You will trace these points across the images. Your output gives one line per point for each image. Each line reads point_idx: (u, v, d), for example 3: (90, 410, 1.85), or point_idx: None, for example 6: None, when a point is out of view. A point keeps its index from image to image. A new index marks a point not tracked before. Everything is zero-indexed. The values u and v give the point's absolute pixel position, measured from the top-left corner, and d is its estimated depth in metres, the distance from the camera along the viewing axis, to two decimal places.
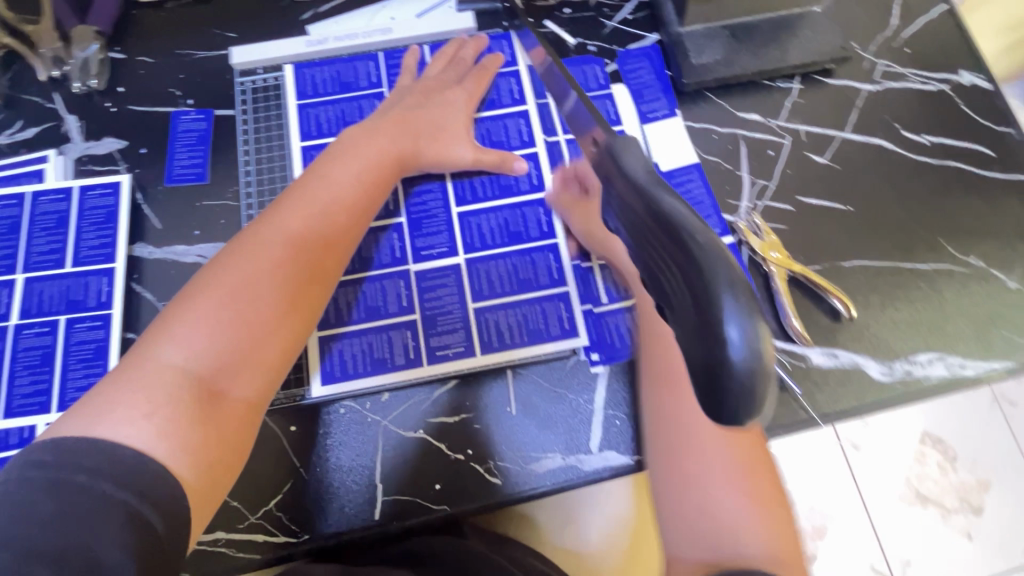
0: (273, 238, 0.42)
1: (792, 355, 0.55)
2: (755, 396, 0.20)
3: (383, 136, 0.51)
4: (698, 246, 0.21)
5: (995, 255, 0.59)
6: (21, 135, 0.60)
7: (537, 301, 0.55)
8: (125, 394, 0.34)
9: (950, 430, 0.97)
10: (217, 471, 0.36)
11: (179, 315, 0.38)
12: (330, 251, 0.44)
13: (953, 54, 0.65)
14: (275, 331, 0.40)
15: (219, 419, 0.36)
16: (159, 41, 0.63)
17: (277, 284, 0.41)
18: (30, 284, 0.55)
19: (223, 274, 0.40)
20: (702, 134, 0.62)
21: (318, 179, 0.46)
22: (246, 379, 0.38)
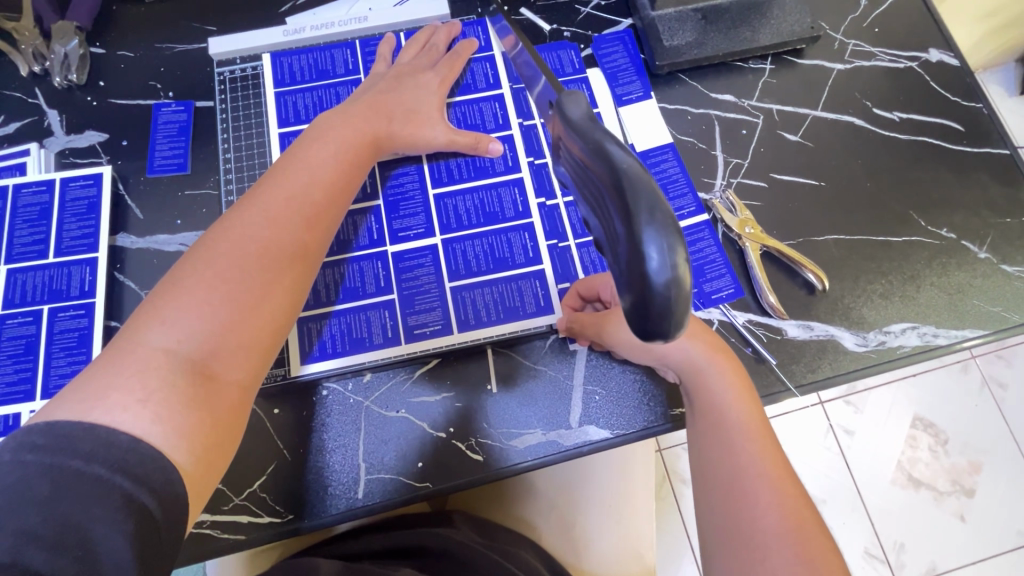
0: (258, 217, 0.41)
1: (768, 328, 0.56)
2: (674, 307, 0.23)
3: (360, 119, 0.51)
4: (629, 180, 0.24)
5: (967, 227, 0.60)
6: (2, 130, 0.61)
7: (513, 279, 0.56)
8: (116, 380, 0.33)
9: (938, 413, 1.07)
10: (214, 455, 0.35)
11: (166, 297, 0.36)
12: (316, 229, 0.44)
13: (923, 33, 0.66)
14: (266, 310, 0.39)
15: (216, 401, 0.35)
16: (139, 35, 0.64)
17: (266, 263, 0.40)
18: (13, 275, 0.55)
19: (211, 256, 0.38)
20: (677, 115, 0.63)
21: (299, 160, 0.46)
22: (239, 361, 0.37)
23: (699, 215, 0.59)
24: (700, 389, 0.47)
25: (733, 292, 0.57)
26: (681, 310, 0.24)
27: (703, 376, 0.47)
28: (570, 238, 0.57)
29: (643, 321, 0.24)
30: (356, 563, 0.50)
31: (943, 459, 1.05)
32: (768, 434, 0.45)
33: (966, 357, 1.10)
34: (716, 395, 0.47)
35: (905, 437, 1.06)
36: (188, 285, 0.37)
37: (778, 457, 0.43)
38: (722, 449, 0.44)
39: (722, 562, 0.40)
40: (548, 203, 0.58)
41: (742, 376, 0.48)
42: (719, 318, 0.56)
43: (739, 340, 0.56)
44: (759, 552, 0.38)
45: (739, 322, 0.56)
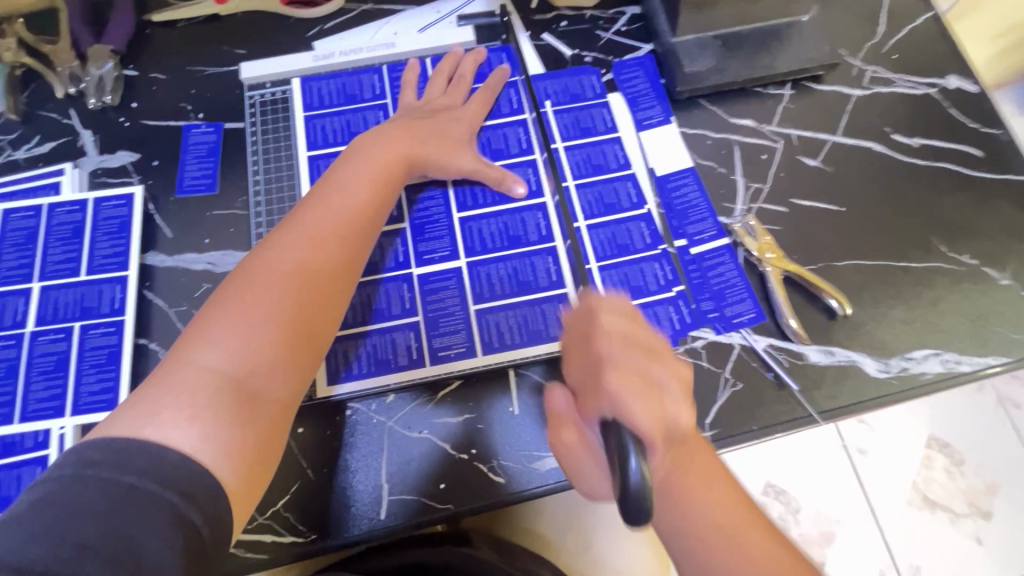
0: (294, 241, 0.43)
1: (789, 352, 0.56)
2: None
3: (394, 143, 0.53)
4: None
5: (987, 253, 0.60)
6: (38, 150, 0.63)
7: (536, 303, 0.56)
8: (168, 399, 0.35)
9: (955, 435, 1.06)
10: (256, 467, 0.36)
11: (213, 319, 0.38)
12: (351, 248, 0.45)
13: (941, 59, 0.67)
14: (304, 329, 0.40)
15: (257, 417, 0.37)
16: (172, 58, 0.66)
17: (303, 284, 0.41)
18: (46, 292, 0.57)
19: (251, 281, 0.40)
20: (697, 140, 0.63)
21: (331, 186, 0.48)
22: (279, 378, 0.39)
23: (720, 239, 0.59)
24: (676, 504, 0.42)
25: (755, 316, 0.57)
26: None
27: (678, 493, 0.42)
28: (592, 261, 0.58)
29: None
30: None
31: (960, 481, 1.04)
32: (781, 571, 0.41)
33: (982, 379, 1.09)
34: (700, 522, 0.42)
35: (920, 457, 1.05)
36: (231, 308, 0.39)
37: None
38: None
39: None
40: (571, 227, 0.59)
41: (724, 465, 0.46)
42: (741, 342, 0.56)
43: (760, 365, 0.56)
44: None
45: (761, 347, 0.56)
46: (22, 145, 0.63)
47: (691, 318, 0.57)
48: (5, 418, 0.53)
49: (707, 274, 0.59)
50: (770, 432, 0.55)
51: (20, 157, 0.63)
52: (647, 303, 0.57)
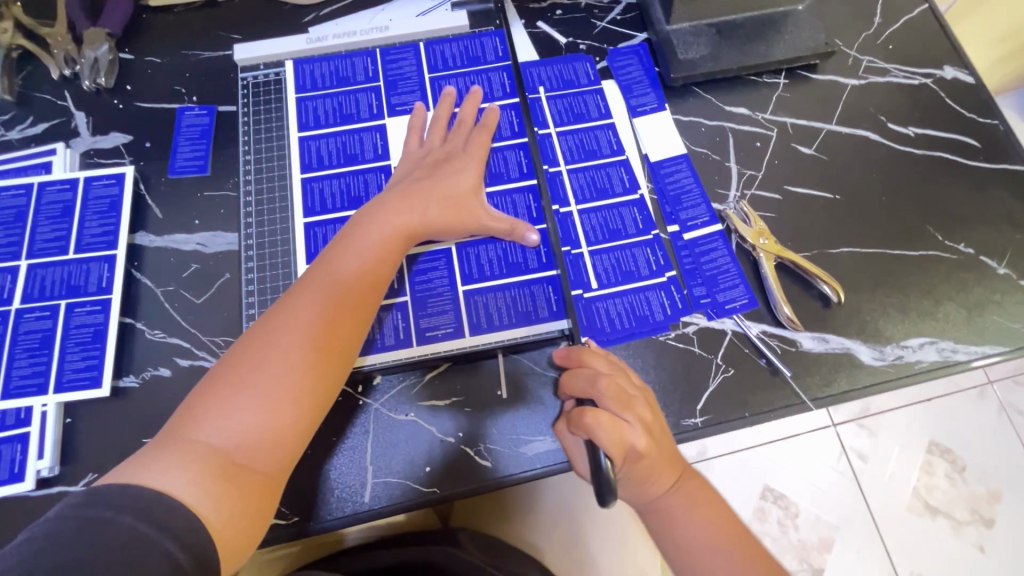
0: (291, 321, 0.46)
1: (782, 339, 0.55)
2: None
3: (405, 208, 0.52)
4: None
5: (985, 242, 0.59)
6: (31, 131, 0.63)
7: (526, 284, 0.56)
8: (169, 459, 0.39)
9: (956, 441, 1.05)
10: (245, 534, 0.40)
11: (217, 389, 0.42)
12: (349, 322, 0.47)
13: (937, 50, 0.67)
14: (298, 403, 0.44)
15: (246, 489, 0.40)
16: (167, 42, 0.66)
17: (301, 365, 0.44)
18: (33, 270, 0.56)
19: (253, 360, 0.44)
20: (691, 127, 0.63)
21: (333, 259, 0.49)
22: (272, 448, 0.42)
23: (712, 225, 0.59)
24: (671, 537, 0.48)
25: (747, 302, 0.56)
26: None
27: (677, 532, 0.48)
28: (583, 245, 0.58)
29: None
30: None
31: (961, 487, 1.02)
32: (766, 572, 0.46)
33: (983, 384, 1.09)
34: (708, 564, 0.46)
35: (920, 463, 1.04)
36: (234, 384, 0.42)
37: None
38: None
39: None
40: (562, 211, 0.59)
41: (708, 494, 0.50)
42: (732, 329, 0.56)
43: (753, 351, 0.55)
44: None
45: (753, 333, 0.55)
46: (16, 126, 0.63)
47: (683, 303, 0.56)
48: None
49: (700, 259, 0.58)
50: (762, 419, 0.54)
51: (14, 137, 0.63)
52: (638, 287, 0.57)
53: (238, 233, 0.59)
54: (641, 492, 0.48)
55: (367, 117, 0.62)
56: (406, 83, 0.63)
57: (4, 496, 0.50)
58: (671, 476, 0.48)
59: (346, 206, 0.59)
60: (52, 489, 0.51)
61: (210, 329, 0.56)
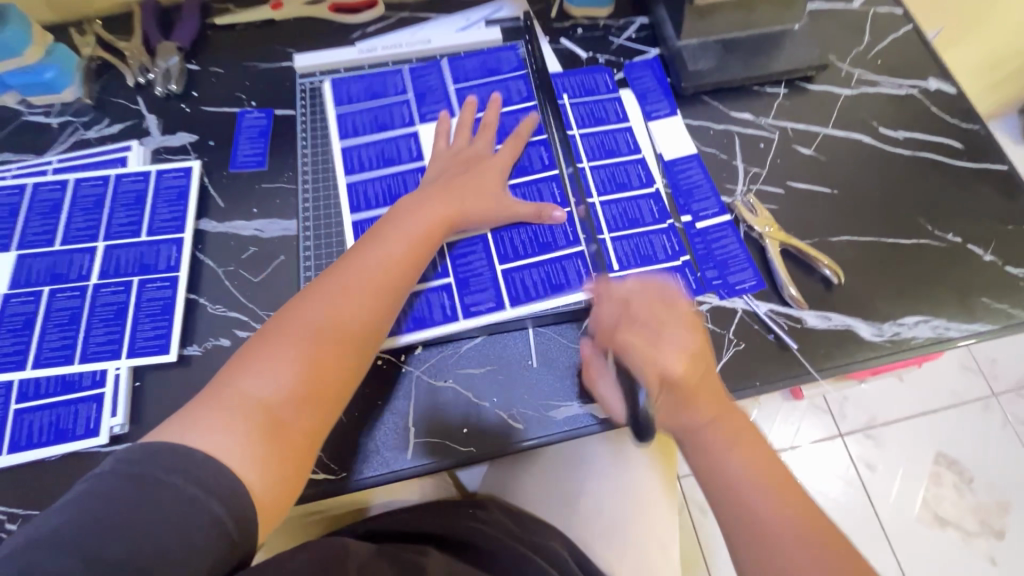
0: (327, 298, 0.50)
1: (788, 317, 0.60)
2: None
3: (430, 206, 0.58)
4: None
5: (971, 232, 0.65)
6: (108, 130, 0.70)
7: (557, 260, 0.61)
8: (213, 415, 0.43)
9: (962, 452, 1.18)
10: (280, 491, 0.43)
11: (257, 356, 0.47)
12: (378, 303, 0.52)
13: (922, 65, 0.74)
14: (331, 371, 0.48)
15: (283, 447, 0.44)
16: (230, 55, 0.74)
17: (334, 338, 0.49)
18: (109, 250, 0.62)
19: (290, 331, 0.48)
20: (700, 130, 0.70)
21: (365, 248, 0.55)
22: (305, 413, 0.47)
23: (722, 216, 0.65)
24: (715, 472, 0.49)
25: (755, 283, 0.62)
26: None
27: (718, 466, 0.49)
28: (606, 231, 0.64)
29: None
30: (389, 548, 0.51)
31: (968, 497, 1.15)
32: (830, 538, 0.45)
33: (988, 397, 1.22)
34: (749, 500, 0.47)
35: (929, 473, 1.17)
36: (273, 351, 0.47)
37: (844, 570, 0.43)
38: (772, 566, 0.44)
39: None
40: (586, 202, 0.65)
41: (751, 433, 0.51)
42: (743, 307, 0.61)
43: (762, 327, 0.60)
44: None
45: (762, 311, 0.61)
46: (95, 126, 0.70)
47: (697, 284, 0.62)
48: (67, 359, 0.57)
49: (711, 245, 0.64)
50: (771, 388, 0.59)
51: (92, 136, 0.70)
52: (655, 269, 0.62)
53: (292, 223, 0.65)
54: (680, 419, 0.51)
55: (400, 125, 0.69)
56: (434, 95, 0.70)
57: (76, 450, 0.55)
58: (711, 410, 0.51)
59: (387, 204, 0.65)
60: (122, 444, 0.55)
61: (266, 304, 0.62)
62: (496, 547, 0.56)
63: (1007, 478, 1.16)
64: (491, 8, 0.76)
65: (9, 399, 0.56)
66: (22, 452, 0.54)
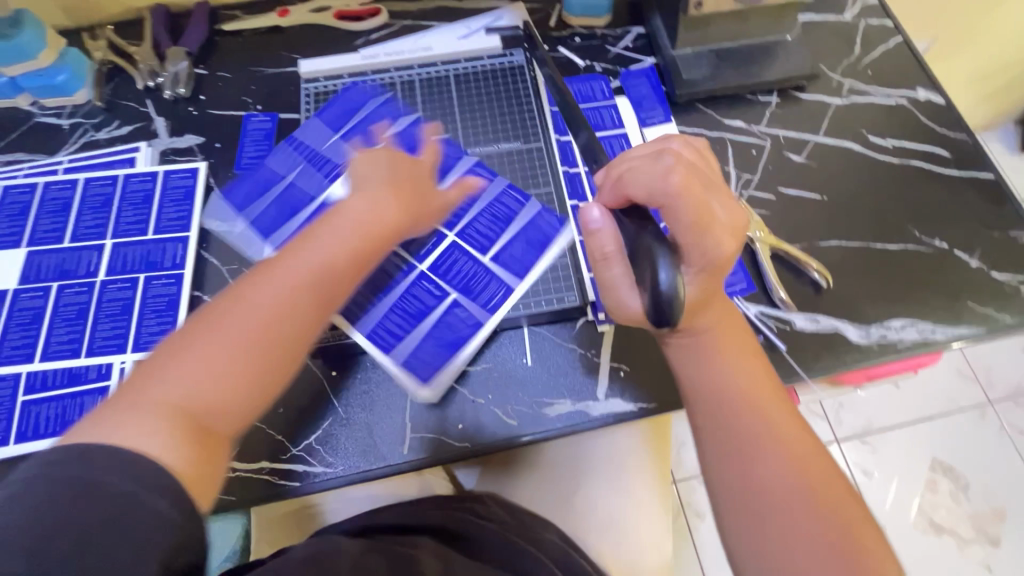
0: (268, 288, 0.46)
1: (777, 318, 0.62)
2: (676, 301, 0.42)
3: (389, 195, 0.55)
4: (649, 238, 0.45)
5: (958, 238, 0.66)
6: (117, 132, 0.72)
7: (528, 218, 0.65)
8: (133, 415, 0.39)
9: (957, 458, 1.19)
10: (210, 493, 0.40)
11: (180, 352, 0.42)
12: (326, 297, 0.48)
13: (912, 75, 0.76)
14: (267, 369, 0.44)
15: (212, 449, 0.41)
16: (236, 60, 0.76)
17: (273, 333, 0.45)
18: (117, 248, 0.64)
19: (220, 325, 0.44)
20: (694, 137, 0.72)
21: (312, 236, 0.51)
22: (233, 415, 0.43)
23: None
24: (706, 376, 0.49)
25: (746, 286, 0.63)
26: (679, 302, 0.43)
27: (709, 370, 0.49)
28: None
29: (658, 311, 0.43)
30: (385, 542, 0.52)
31: (964, 504, 1.15)
32: (801, 454, 0.46)
33: (983, 404, 1.23)
34: (730, 407, 0.48)
35: (924, 480, 1.17)
36: (199, 346, 0.43)
37: (809, 485, 0.45)
38: (741, 469, 0.46)
39: (721, 486, 0.47)
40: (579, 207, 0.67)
41: (748, 345, 0.51)
42: (733, 309, 0.62)
43: (751, 329, 0.62)
44: (755, 485, 0.45)
45: (752, 313, 0.62)
46: (104, 128, 0.72)
47: None
48: (74, 353, 0.59)
49: None
50: None
51: (102, 138, 0.72)
52: None
53: (239, 231, 0.66)
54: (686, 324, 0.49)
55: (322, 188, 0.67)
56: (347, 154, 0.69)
57: None
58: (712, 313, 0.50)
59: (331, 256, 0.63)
60: None
61: None
62: (490, 538, 0.58)
63: (1002, 485, 1.17)
64: (491, 16, 0.77)
65: (17, 391, 0.57)
66: (26, 442, 0.55)
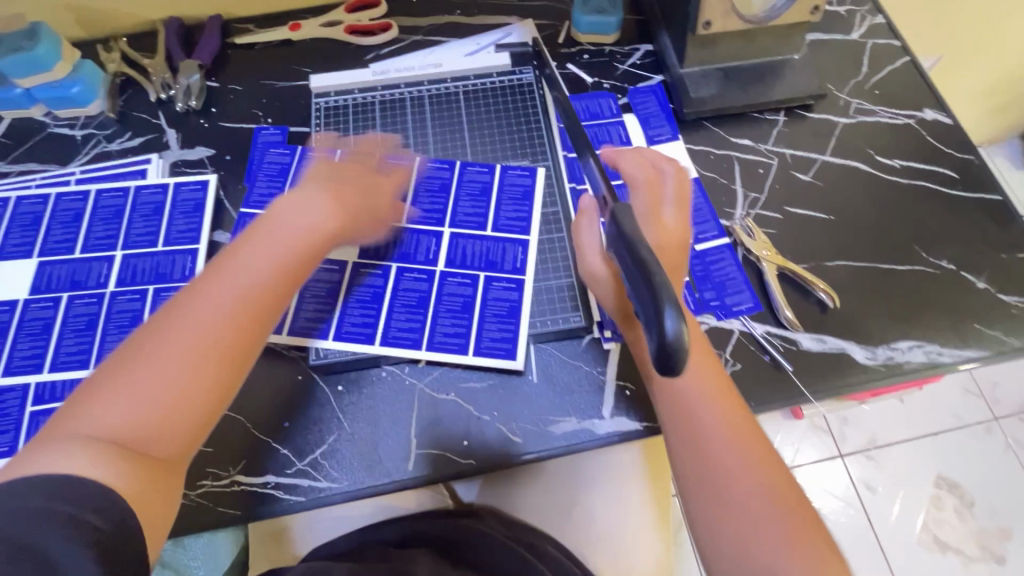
0: (191, 305, 0.45)
1: (783, 338, 0.62)
2: (682, 351, 0.39)
3: (315, 202, 0.53)
4: (656, 278, 0.41)
5: (965, 259, 0.66)
6: (129, 143, 0.73)
7: (507, 180, 0.69)
8: (60, 444, 0.39)
9: (963, 475, 1.18)
10: (151, 514, 0.40)
11: (109, 378, 0.42)
12: (254, 309, 0.47)
13: (919, 95, 0.76)
14: (200, 386, 0.43)
15: (146, 470, 0.41)
16: (248, 73, 0.77)
17: (203, 349, 0.44)
18: (127, 259, 0.65)
19: (149, 346, 0.43)
20: (701, 155, 0.72)
21: (236, 247, 0.49)
22: (169, 434, 0.42)
23: (721, 238, 0.67)
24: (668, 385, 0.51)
25: (752, 305, 0.63)
26: (684, 352, 0.39)
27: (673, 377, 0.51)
28: None
29: (665, 358, 0.40)
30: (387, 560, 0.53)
31: (969, 522, 1.14)
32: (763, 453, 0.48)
33: (989, 421, 1.22)
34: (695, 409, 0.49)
35: (929, 497, 1.17)
36: (128, 369, 0.42)
37: (775, 482, 0.46)
38: (712, 472, 0.47)
39: (694, 490, 0.47)
40: None
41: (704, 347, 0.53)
42: (740, 328, 0.63)
43: (757, 348, 0.62)
44: (724, 485, 0.46)
45: (758, 333, 0.62)
46: (116, 139, 0.73)
47: (695, 305, 0.63)
48: (83, 363, 0.59)
49: (710, 267, 0.65)
50: (766, 408, 0.60)
51: (114, 149, 0.73)
52: None
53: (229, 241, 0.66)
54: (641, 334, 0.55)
55: None
56: None
57: None
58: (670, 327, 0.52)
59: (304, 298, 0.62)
60: None
61: None
62: (494, 551, 0.59)
63: (1009, 503, 1.16)
64: (502, 33, 0.78)
65: (25, 401, 0.58)
66: None
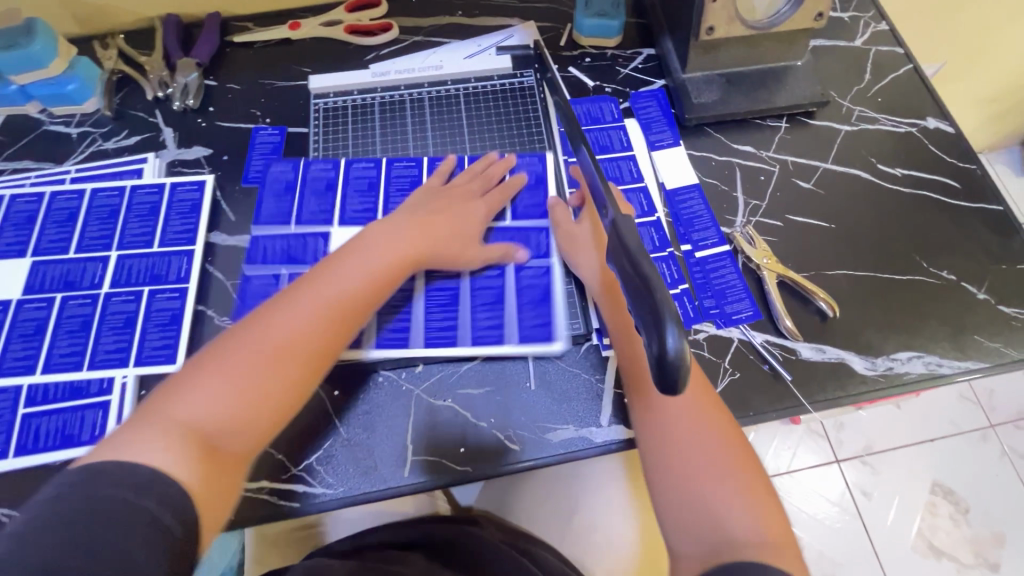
0: (284, 317, 0.49)
1: (783, 348, 0.62)
2: (681, 369, 0.39)
3: (398, 234, 0.58)
4: (655, 293, 0.41)
5: (966, 270, 0.66)
6: (125, 142, 0.72)
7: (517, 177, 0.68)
8: (152, 432, 0.42)
9: (959, 482, 1.18)
10: (214, 509, 0.42)
11: (201, 374, 0.45)
12: (336, 327, 0.50)
13: (922, 103, 0.75)
14: (278, 394, 0.46)
15: (220, 467, 0.43)
16: (246, 72, 0.76)
17: (286, 359, 0.47)
18: (122, 260, 0.64)
19: (239, 350, 0.47)
20: (703, 161, 0.72)
21: (331, 270, 0.53)
22: (243, 435, 0.45)
23: (721, 246, 0.66)
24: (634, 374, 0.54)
25: (752, 313, 0.63)
26: (683, 370, 0.39)
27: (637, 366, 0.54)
28: None
29: (663, 374, 0.39)
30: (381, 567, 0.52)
31: (965, 529, 1.14)
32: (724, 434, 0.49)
33: (985, 428, 1.22)
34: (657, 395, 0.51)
35: (925, 504, 1.17)
36: (217, 370, 0.45)
37: (735, 460, 0.47)
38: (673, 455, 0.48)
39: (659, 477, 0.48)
40: None
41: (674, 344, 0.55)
42: (739, 337, 0.62)
43: (757, 357, 0.61)
44: (685, 470, 0.47)
45: (758, 342, 0.62)
46: (113, 137, 0.72)
47: (695, 313, 0.63)
48: (76, 365, 0.59)
49: (710, 275, 0.65)
50: (766, 417, 0.59)
51: (110, 147, 0.72)
52: None
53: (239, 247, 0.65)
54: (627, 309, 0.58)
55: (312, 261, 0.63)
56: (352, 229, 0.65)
57: None
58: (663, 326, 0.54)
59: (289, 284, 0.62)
60: None
61: None
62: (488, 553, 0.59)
63: (1004, 510, 1.16)
64: (503, 35, 0.78)
65: (17, 404, 0.57)
66: (26, 456, 0.55)
